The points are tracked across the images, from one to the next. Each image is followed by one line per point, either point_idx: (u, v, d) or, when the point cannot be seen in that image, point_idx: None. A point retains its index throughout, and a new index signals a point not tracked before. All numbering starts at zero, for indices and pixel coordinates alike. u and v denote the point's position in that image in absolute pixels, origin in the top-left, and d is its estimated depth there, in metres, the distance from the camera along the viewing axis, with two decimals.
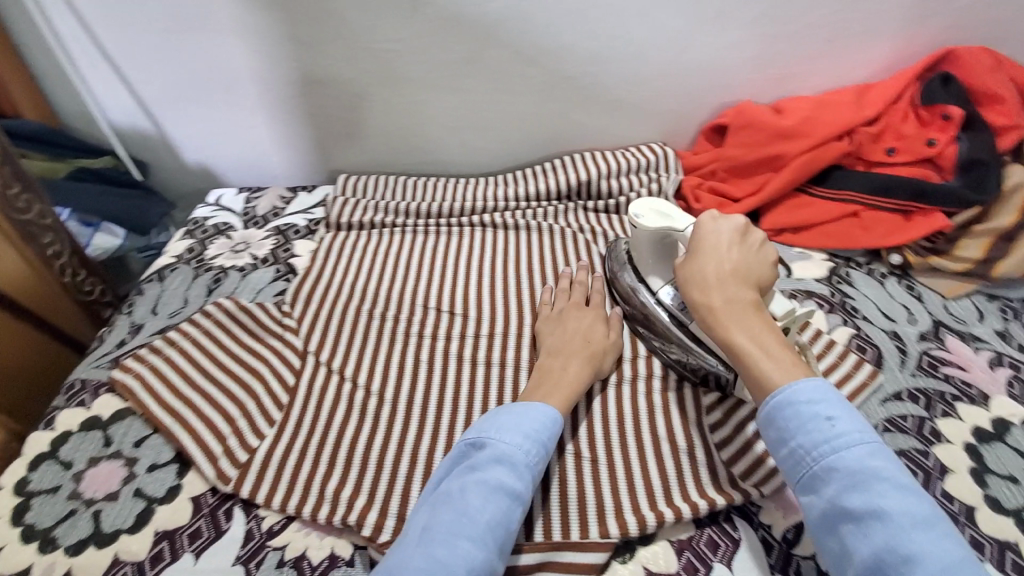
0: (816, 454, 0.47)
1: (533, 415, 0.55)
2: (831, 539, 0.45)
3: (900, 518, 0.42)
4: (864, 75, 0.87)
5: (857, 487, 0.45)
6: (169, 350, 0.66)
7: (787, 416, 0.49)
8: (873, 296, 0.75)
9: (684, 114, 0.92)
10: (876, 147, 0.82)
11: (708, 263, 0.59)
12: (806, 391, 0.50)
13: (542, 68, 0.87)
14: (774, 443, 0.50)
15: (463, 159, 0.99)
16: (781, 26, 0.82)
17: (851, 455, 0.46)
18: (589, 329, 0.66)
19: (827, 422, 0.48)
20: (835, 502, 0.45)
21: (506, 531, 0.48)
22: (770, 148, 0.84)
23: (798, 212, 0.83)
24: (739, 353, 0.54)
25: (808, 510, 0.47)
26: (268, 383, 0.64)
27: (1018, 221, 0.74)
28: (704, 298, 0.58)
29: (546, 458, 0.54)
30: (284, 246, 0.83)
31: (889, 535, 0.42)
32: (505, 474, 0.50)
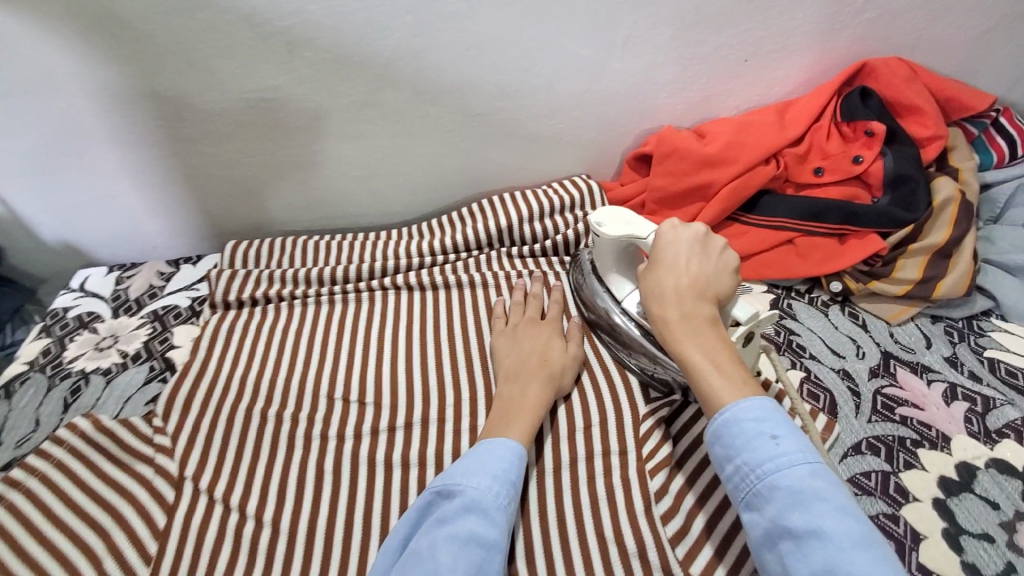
0: (760, 471, 0.44)
1: (497, 453, 0.51)
2: (772, 561, 0.42)
3: (842, 540, 0.39)
4: (784, 90, 0.83)
5: (800, 506, 0.41)
6: (9, 495, 0.53)
7: (731, 431, 0.46)
8: (819, 329, 0.70)
9: (606, 142, 0.86)
10: (804, 167, 0.78)
11: (665, 276, 0.55)
12: (751, 407, 0.46)
13: (446, 107, 0.78)
14: (721, 460, 0.47)
15: (371, 210, 0.89)
16: (696, 47, 0.77)
17: (796, 473, 0.42)
18: (547, 347, 0.63)
19: (771, 440, 0.44)
20: (777, 523, 0.41)
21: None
22: (697, 177, 0.78)
23: (733, 243, 0.77)
24: (689, 370, 0.51)
25: (751, 531, 0.43)
26: (131, 529, 0.53)
27: (951, 237, 0.71)
28: (658, 311, 0.54)
29: (518, 497, 0.51)
30: (161, 336, 0.71)
31: (828, 557, 0.38)
32: (477, 524, 0.46)
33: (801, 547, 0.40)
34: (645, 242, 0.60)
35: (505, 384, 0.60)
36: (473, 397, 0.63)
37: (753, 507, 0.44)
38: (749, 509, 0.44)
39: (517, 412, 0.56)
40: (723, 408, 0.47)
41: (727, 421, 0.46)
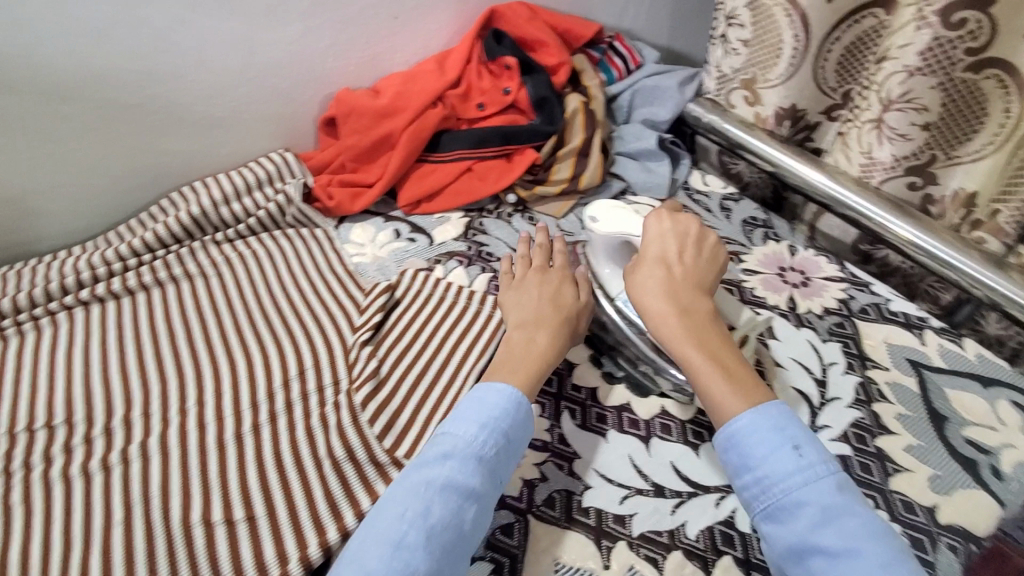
0: (783, 486, 0.44)
1: (492, 398, 0.51)
2: (797, 572, 0.42)
3: (875, 556, 0.40)
4: (442, 44, 0.94)
5: (832, 522, 0.42)
6: None
7: (750, 441, 0.46)
8: (503, 236, 0.82)
9: (292, 112, 0.87)
10: (469, 104, 0.89)
11: (657, 276, 0.57)
12: (771, 415, 0.47)
13: (90, 102, 0.74)
14: (736, 469, 0.47)
15: (49, 232, 0.80)
16: (340, 12, 0.82)
17: (819, 486, 0.43)
18: (559, 291, 0.63)
19: (793, 451, 0.45)
20: (806, 539, 0.42)
21: (461, 533, 0.44)
22: (379, 129, 0.84)
23: (426, 180, 0.86)
24: (697, 375, 0.51)
25: (775, 544, 0.44)
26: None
27: (584, 137, 0.88)
28: (657, 310, 0.55)
29: (511, 443, 0.49)
30: None
31: (861, 571, 0.39)
32: (455, 471, 0.46)
33: (832, 565, 0.40)
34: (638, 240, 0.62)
35: (533, 333, 0.59)
36: (191, 384, 0.62)
37: (775, 520, 0.44)
38: (771, 522, 0.44)
39: (527, 359, 0.56)
40: (740, 414, 0.48)
41: (748, 429, 0.47)
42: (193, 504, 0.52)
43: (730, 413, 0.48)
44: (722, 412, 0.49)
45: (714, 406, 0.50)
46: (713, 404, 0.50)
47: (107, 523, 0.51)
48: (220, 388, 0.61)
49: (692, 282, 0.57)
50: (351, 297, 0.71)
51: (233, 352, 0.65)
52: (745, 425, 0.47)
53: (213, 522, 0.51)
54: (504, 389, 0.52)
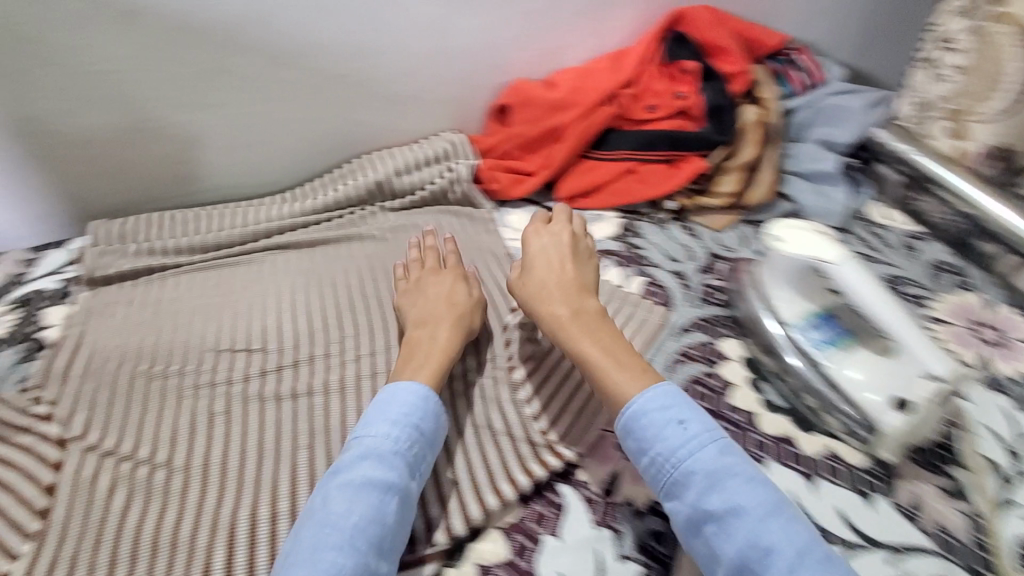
0: (675, 459, 0.48)
1: (401, 396, 0.53)
2: (699, 543, 0.45)
3: (756, 510, 0.44)
4: (617, 42, 0.93)
5: (717, 488, 0.46)
6: None
7: (642, 426, 0.50)
8: (659, 242, 0.80)
9: (468, 97, 0.90)
10: (641, 105, 0.87)
11: (546, 280, 0.65)
12: (655, 399, 0.51)
13: (302, 69, 0.79)
14: (636, 453, 0.51)
15: (246, 179, 0.87)
16: (529, 4, 0.84)
17: (706, 456, 0.47)
18: (453, 291, 0.67)
19: (680, 426, 0.49)
20: (698, 507, 0.46)
21: (385, 522, 0.45)
22: (549, 120, 0.86)
23: (586, 176, 0.86)
24: (591, 365, 0.56)
25: (675, 519, 0.47)
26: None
27: (756, 151, 0.85)
28: (554, 313, 0.61)
29: (424, 441, 0.52)
30: (30, 319, 0.70)
31: (748, 529, 0.43)
32: (374, 467, 0.48)
33: (723, 527, 0.44)
34: (830, 267, 0.60)
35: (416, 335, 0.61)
36: (365, 335, 0.68)
37: (672, 496, 0.48)
38: (670, 497, 0.48)
39: (441, 350, 0.59)
40: (634, 397, 0.51)
41: (637, 414, 0.51)
42: None
43: (628, 398, 0.52)
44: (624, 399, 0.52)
45: (612, 397, 0.53)
46: (611, 399, 0.53)
47: (296, 444, 0.58)
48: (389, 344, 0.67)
49: (577, 281, 0.64)
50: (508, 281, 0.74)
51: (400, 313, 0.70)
52: (633, 413, 0.51)
53: None
54: (397, 382, 0.55)
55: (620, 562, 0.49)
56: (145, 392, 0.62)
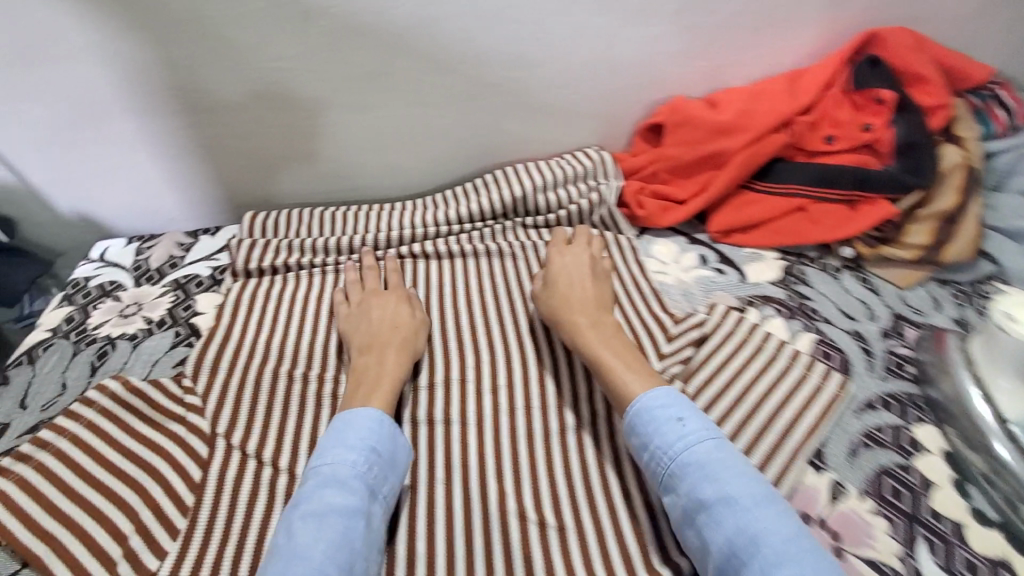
0: (673, 452, 0.51)
1: (357, 421, 0.53)
2: (692, 534, 0.47)
3: (746, 501, 0.46)
4: (795, 61, 0.83)
5: (710, 477, 0.48)
6: (59, 442, 0.55)
7: (646, 421, 0.53)
8: (831, 294, 0.71)
9: (620, 113, 0.84)
10: (817, 134, 0.78)
11: (565, 294, 0.66)
12: (658, 397, 0.54)
13: (459, 75, 0.77)
14: (639, 449, 0.53)
15: (387, 180, 0.87)
16: (707, 16, 0.77)
17: (704, 451, 0.50)
18: (395, 313, 0.66)
19: (679, 423, 0.52)
20: (692, 497, 0.48)
21: (355, 549, 0.46)
22: (711, 145, 0.77)
23: (746, 210, 0.77)
24: (604, 369, 0.58)
25: (671, 510, 0.49)
26: (148, 493, 0.53)
27: (958, 202, 0.73)
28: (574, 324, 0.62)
29: (382, 462, 0.52)
30: (184, 303, 0.72)
31: (736, 518, 0.45)
32: (335, 494, 0.48)
33: (714, 515, 0.46)
34: None
35: (384, 356, 0.61)
36: (502, 363, 0.64)
37: (670, 488, 0.50)
38: (667, 489, 0.50)
39: (384, 378, 0.59)
40: (637, 397, 0.54)
41: (642, 412, 0.53)
42: (508, 492, 0.54)
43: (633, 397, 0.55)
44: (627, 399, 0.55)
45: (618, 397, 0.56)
46: (618, 398, 0.56)
47: (433, 477, 0.56)
48: (527, 378, 0.63)
49: (597, 297, 0.66)
50: (658, 321, 0.67)
51: (538, 343, 0.66)
52: (636, 410, 0.54)
53: (526, 518, 0.53)
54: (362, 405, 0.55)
55: None
56: (285, 397, 0.62)
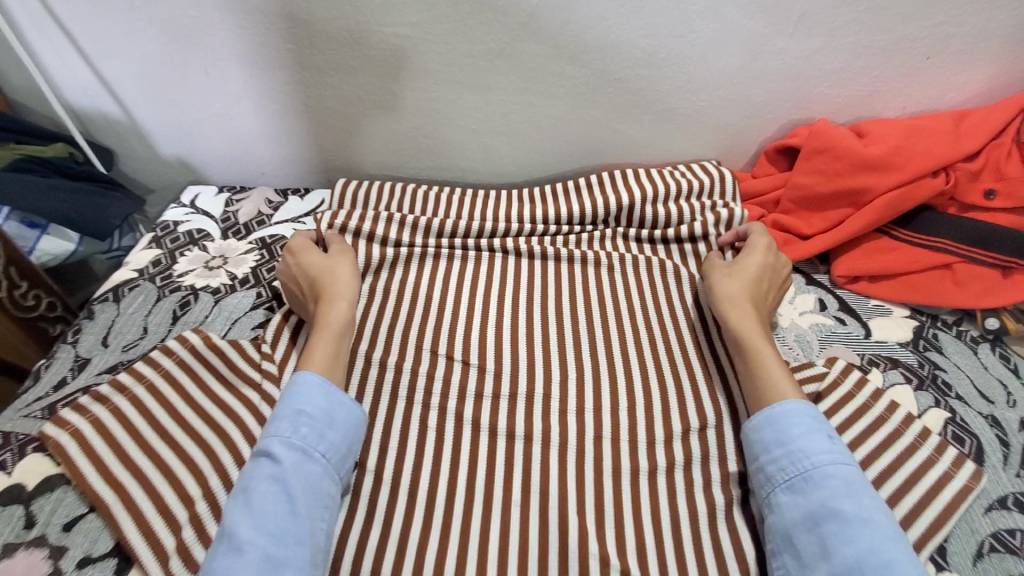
0: (813, 459, 0.48)
1: (296, 390, 0.52)
2: (810, 538, 0.45)
3: (883, 527, 0.44)
4: (957, 99, 0.74)
5: (850, 493, 0.46)
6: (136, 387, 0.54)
7: (790, 423, 0.51)
8: (967, 368, 0.63)
9: (747, 129, 0.78)
10: (973, 186, 0.69)
11: (751, 286, 0.63)
12: (807, 409, 0.52)
13: (584, 67, 0.71)
14: (768, 445, 0.51)
15: (483, 166, 0.84)
16: (873, 36, 0.68)
17: (847, 470, 0.48)
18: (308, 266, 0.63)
19: (826, 438, 0.50)
20: (826, 504, 0.46)
21: (294, 516, 0.46)
22: (853, 180, 0.69)
23: (879, 257, 0.69)
24: (766, 368, 0.56)
25: (789, 511, 0.47)
26: (217, 458, 0.51)
27: None
28: (738, 315, 0.60)
29: (323, 424, 0.51)
30: (268, 264, 0.70)
31: (872, 538, 0.43)
32: (266, 467, 0.48)
33: (847, 529, 0.44)
34: None
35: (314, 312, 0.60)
36: (591, 381, 0.60)
37: (795, 490, 0.48)
38: (791, 491, 0.48)
39: (320, 332, 0.58)
40: (788, 401, 0.53)
41: (786, 412, 0.52)
42: (591, 532, 0.50)
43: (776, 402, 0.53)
44: (765, 399, 0.54)
45: (762, 392, 0.54)
46: (767, 394, 0.54)
47: (510, 498, 0.53)
48: (618, 406, 0.58)
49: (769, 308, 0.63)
50: None
51: (630, 366, 0.61)
52: (785, 411, 0.52)
53: (608, 562, 0.49)
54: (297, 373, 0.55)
55: None
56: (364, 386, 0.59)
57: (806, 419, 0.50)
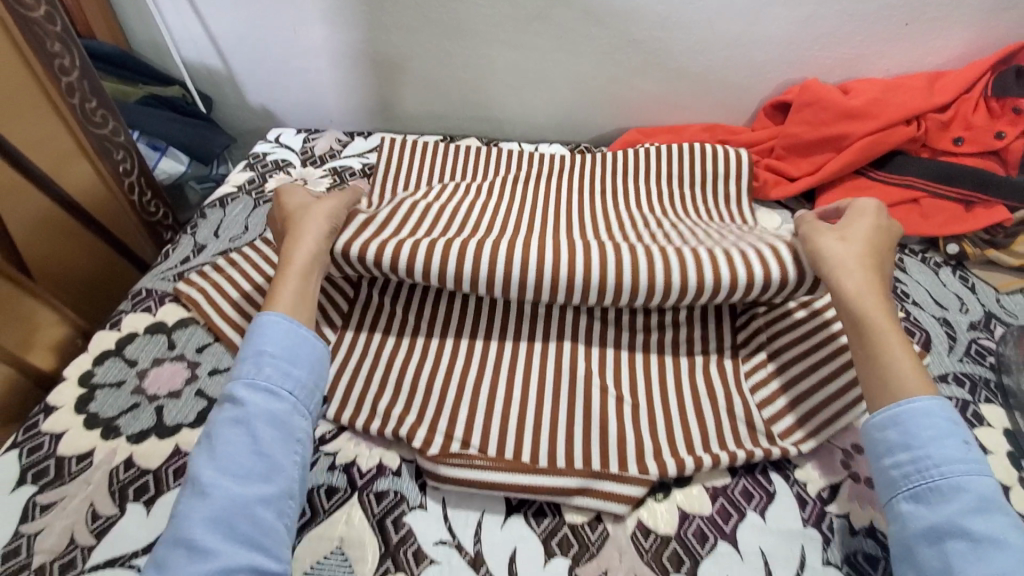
0: (943, 470, 0.43)
1: (259, 330, 0.50)
2: (931, 553, 0.40)
3: (1022, 552, 0.38)
4: (935, 63, 0.85)
5: (986, 510, 0.40)
6: (239, 262, 0.68)
7: (918, 424, 0.44)
8: (926, 284, 0.73)
9: (748, 87, 0.90)
10: (944, 135, 0.79)
11: (866, 251, 0.53)
12: (938, 408, 0.45)
13: (608, 28, 0.85)
14: (890, 447, 0.45)
15: (519, 117, 0.99)
16: (858, 5, 0.80)
17: (982, 483, 0.42)
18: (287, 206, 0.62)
19: (962, 445, 0.44)
20: (955, 519, 0.40)
21: (259, 457, 0.45)
22: (834, 128, 0.81)
23: (857, 194, 0.80)
24: (889, 351, 0.48)
25: (911, 521, 0.42)
26: None
27: None
28: (859, 288, 0.50)
29: (281, 364, 0.49)
30: (340, 186, 0.85)
31: (1006, 562, 0.38)
32: (229, 411, 0.46)
33: (978, 549, 0.39)
34: None
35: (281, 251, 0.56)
36: None
37: (919, 500, 0.43)
38: (916, 501, 0.43)
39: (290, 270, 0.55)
40: (917, 397, 0.45)
41: (916, 413, 0.45)
42: (596, 369, 0.59)
43: (906, 398, 0.46)
44: (891, 395, 0.46)
45: (886, 385, 0.47)
46: (890, 386, 0.46)
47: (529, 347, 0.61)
48: None
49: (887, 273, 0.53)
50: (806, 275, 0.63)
51: None
52: (917, 410, 0.45)
53: (608, 391, 0.57)
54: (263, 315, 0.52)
55: (823, 568, 0.47)
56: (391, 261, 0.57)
57: (937, 420, 0.44)
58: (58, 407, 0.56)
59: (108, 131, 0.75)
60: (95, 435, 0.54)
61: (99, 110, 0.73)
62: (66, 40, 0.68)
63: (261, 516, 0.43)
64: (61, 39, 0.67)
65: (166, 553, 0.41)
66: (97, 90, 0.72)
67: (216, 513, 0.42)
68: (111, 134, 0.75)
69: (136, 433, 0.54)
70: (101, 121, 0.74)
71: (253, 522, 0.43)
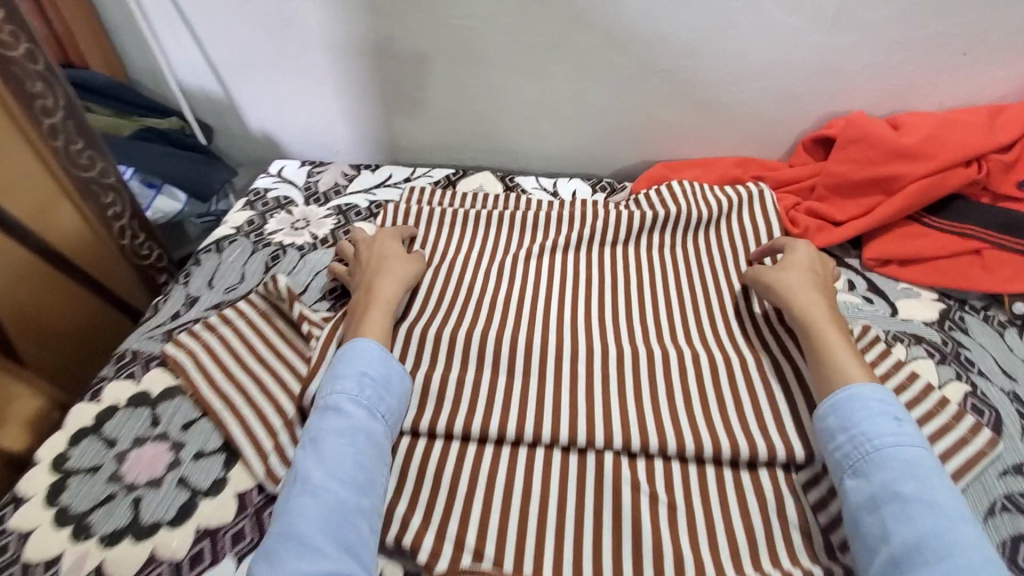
0: (877, 443, 0.46)
1: (359, 350, 0.53)
2: (871, 521, 0.43)
3: (949, 512, 0.42)
4: (996, 94, 0.77)
5: (917, 478, 0.44)
6: (232, 322, 0.62)
7: (855, 406, 0.48)
8: (991, 349, 0.66)
9: (788, 120, 0.83)
10: (1006, 178, 0.72)
11: (801, 271, 0.61)
12: (879, 393, 0.49)
13: (633, 58, 0.78)
14: (832, 431, 0.49)
15: (538, 148, 0.92)
16: (910, 33, 0.72)
17: (913, 453, 0.45)
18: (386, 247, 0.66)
19: (894, 422, 0.47)
20: (888, 486, 0.44)
21: (360, 469, 0.46)
22: (884, 168, 0.73)
23: (910, 242, 0.73)
24: (823, 344, 0.54)
25: (852, 495, 0.45)
26: (298, 373, 0.59)
27: None
28: (795, 295, 0.58)
29: (380, 388, 0.52)
30: (344, 228, 0.79)
31: (934, 520, 0.41)
32: (336, 422, 0.49)
33: (907, 510, 0.42)
34: None
35: (378, 284, 0.61)
36: (633, 338, 0.62)
37: (859, 473, 0.46)
38: (857, 476, 0.46)
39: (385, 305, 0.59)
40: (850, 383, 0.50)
41: (849, 398, 0.49)
42: (625, 461, 0.52)
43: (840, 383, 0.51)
44: (829, 381, 0.51)
45: (824, 376, 0.52)
46: (827, 373, 0.52)
47: None
48: (659, 367, 0.58)
49: (826, 286, 0.61)
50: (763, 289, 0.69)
51: (674, 327, 0.64)
52: (849, 395, 0.49)
53: (639, 487, 0.51)
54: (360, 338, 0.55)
55: None
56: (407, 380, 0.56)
57: (869, 402, 0.48)
58: (28, 498, 0.50)
59: (96, 173, 0.69)
60: (65, 535, 0.48)
61: (85, 152, 0.68)
62: (50, 79, 0.62)
63: (361, 527, 0.44)
64: (43, 78, 0.61)
65: (274, 547, 0.42)
66: (83, 129, 0.67)
67: (322, 515, 0.43)
68: (99, 175, 0.70)
69: (109, 533, 0.49)
70: (88, 163, 0.68)
71: (354, 531, 0.44)
